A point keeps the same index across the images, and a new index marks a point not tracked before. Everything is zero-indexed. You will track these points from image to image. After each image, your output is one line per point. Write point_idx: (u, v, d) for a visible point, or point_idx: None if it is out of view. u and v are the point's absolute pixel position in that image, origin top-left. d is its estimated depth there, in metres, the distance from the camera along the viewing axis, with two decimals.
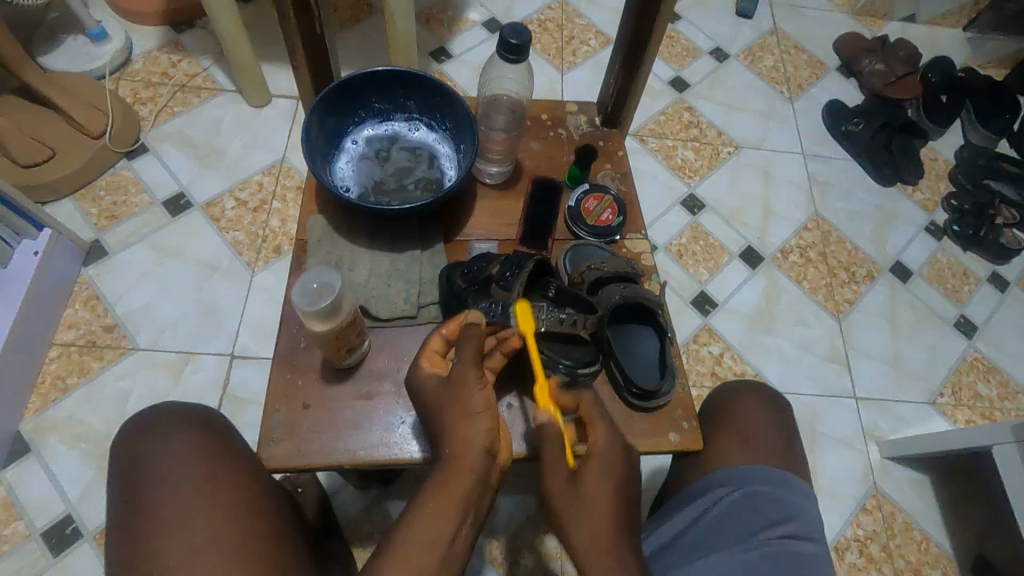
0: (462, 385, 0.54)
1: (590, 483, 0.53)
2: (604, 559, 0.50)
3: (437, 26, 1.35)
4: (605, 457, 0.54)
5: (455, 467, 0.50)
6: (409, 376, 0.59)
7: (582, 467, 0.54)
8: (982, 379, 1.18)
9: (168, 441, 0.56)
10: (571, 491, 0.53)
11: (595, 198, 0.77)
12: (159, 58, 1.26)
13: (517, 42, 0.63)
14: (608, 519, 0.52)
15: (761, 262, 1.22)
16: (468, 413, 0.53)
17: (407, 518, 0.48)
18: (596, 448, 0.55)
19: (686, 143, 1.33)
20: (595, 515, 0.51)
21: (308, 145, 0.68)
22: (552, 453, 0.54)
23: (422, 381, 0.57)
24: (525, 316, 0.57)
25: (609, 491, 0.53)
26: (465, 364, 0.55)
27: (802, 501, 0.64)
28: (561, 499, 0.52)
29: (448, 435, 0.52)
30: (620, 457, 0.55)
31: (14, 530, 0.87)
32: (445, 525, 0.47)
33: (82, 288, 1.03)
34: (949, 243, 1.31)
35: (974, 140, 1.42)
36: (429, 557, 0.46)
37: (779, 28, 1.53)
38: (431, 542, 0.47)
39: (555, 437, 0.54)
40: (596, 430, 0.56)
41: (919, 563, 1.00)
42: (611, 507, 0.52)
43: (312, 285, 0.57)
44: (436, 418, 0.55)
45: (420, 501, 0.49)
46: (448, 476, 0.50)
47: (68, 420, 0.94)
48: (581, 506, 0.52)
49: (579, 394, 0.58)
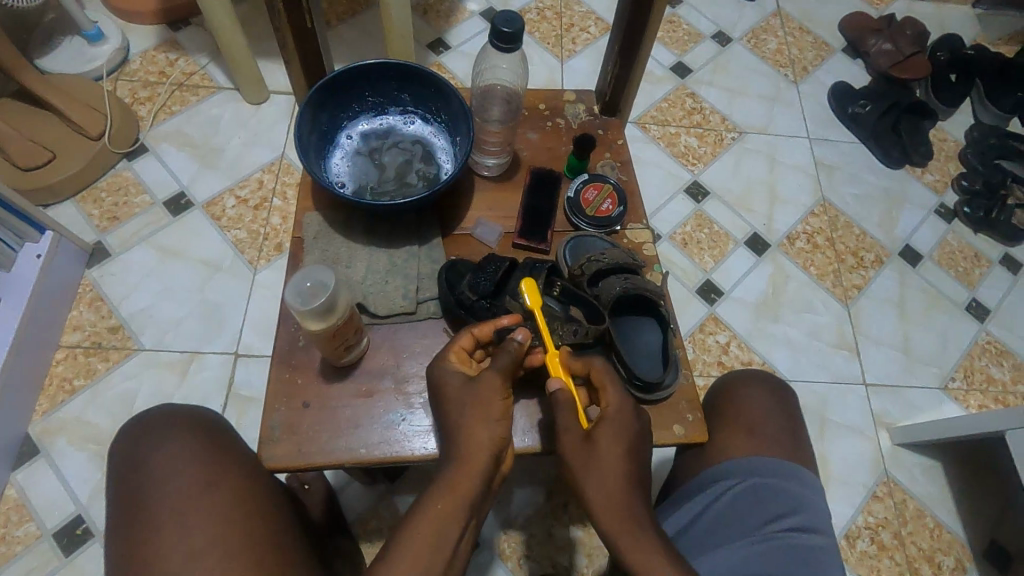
0: (486, 392, 0.54)
1: (603, 442, 0.53)
2: (612, 514, 0.50)
3: (435, 17, 1.34)
4: (617, 418, 0.54)
5: (460, 465, 0.51)
6: (433, 368, 0.58)
7: (596, 427, 0.54)
8: (995, 363, 1.16)
9: (166, 444, 0.56)
10: (584, 451, 0.53)
11: (594, 188, 0.76)
12: (156, 57, 1.25)
13: (510, 30, 0.61)
14: (621, 476, 0.52)
15: (767, 249, 1.21)
16: (484, 418, 0.53)
17: (414, 514, 0.49)
18: (607, 410, 0.55)
19: (690, 130, 1.31)
20: (607, 470, 0.52)
21: (301, 141, 0.67)
22: (564, 417, 0.55)
23: (445, 378, 0.56)
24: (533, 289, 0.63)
25: (623, 448, 0.53)
26: (492, 377, 0.55)
27: (809, 493, 0.63)
28: (574, 458, 0.53)
29: (461, 433, 0.52)
30: (631, 417, 0.55)
31: (27, 531, 0.88)
32: (451, 521, 0.48)
33: (86, 290, 1.04)
34: (960, 225, 1.28)
35: (984, 118, 1.39)
36: (438, 551, 0.46)
37: (782, 9, 1.50)
38: (438, 537, 0.47)
39: (566, 400, 0.56)
40: (607, 392, 0.56)
41: (932, 550, 0.99)
42: (624, 463, 0.52)
43: (306, 284, 0.56)
44: (449, 420, 0.54)
45: (428, 501, 0.49)
46: (452, 472, 0.50)
47: (76, 422, 0.95)
48: (594, 467, 0.52)
49: (589, 360, 0.58)
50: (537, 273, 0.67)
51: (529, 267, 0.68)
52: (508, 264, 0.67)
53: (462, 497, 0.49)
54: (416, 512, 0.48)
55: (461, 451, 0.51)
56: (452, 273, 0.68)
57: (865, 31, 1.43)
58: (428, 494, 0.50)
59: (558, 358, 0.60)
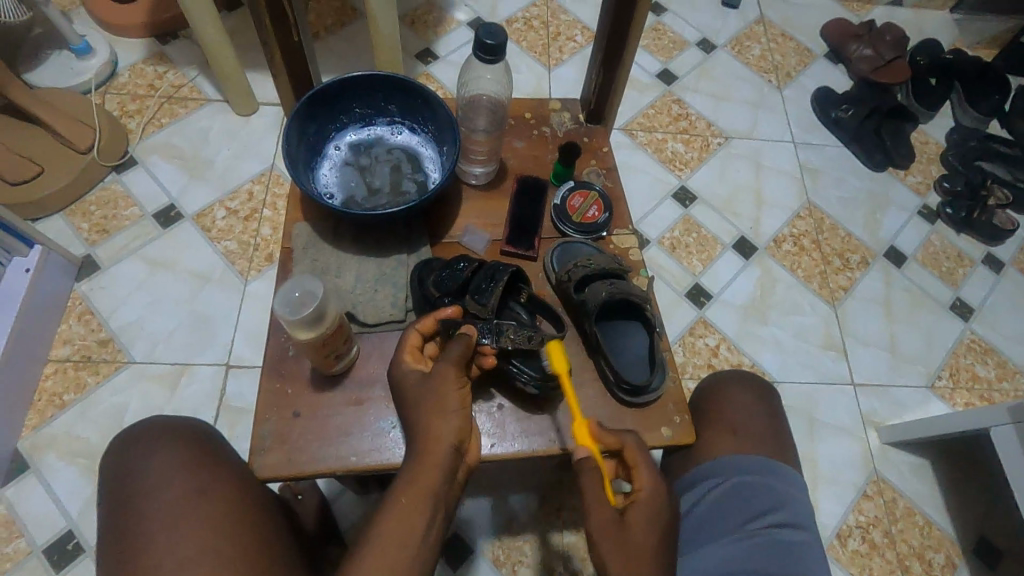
0: (440, 383, 0.55)
1: (636, 526, 0.54)
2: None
3: (423, 27, 1.35)
4: (649, 502, 0.55)
5: (423, 461, 0.52)
6: (391, 366, 0.59)
7: (629, 510, 0.55)
8: (979, 360, 1.18)
9: (155, 455, 0.57)
10: (617, 533, 0.53)
11: (580, 195, 0.77)
12: (145, 70, 1.26)
13: (492, 42, 0.62)
14: (654, 560, 0.52)
15: (754, 252, 1.22)
16: (440, 412, 0.54)
17: (383, 508, 0.50)
18: (640, 492, 0.56)
19: (676, 136, 1.33)
20: (637, 552, 0.52)
21: (289, 153, 0.68)
22: (596, 494, 0.55)
23: (404, 378, 0.57)
24: (558, 352, 0.60)
25: (654, 537, 0.53)
26: (446, 368, 0.56)
27: (793, 490, 0.64)
28: (602, 534, 0.53)
29: (422, 426, 0.54)
30: (663, 500, 0.56)
31: (16, 547, 0.87)
32: (421, 517, 0.49)
33: (75, 304, 1.03)
34: (942, 226, 1.30)
35: (963, 120, 1.42)
36: (411, 547, 0.48)
37: (765, 16, 1.53)
38: (407, 533, 0.48)
39: (595, 473, 0.56)
40: (639, 473, 0.57)
41: (922, 547, 1.00)
42: (658, 551, 0.53)
43: (295, 293, 0.56)
44: (410, 417, 0.55)
45: (390, 496, 0.51)
46: (415, 467, 0.52)
47: (66, 436, 0.94)
48: (629, 550, 0.52)
49: (622, 436, 0.59)
50: (498, 277, 0.65)
51: (490, 269, 0.66)
52: (476, 263, 0.67)
53: (428, 492, 0.50)
54: (384, 507, 0.50)
55: (422, 446, 0.53)
56: (424, 267, 0.68)
57: (846, 37, 1.45)
58: (394, 490, 0.51)
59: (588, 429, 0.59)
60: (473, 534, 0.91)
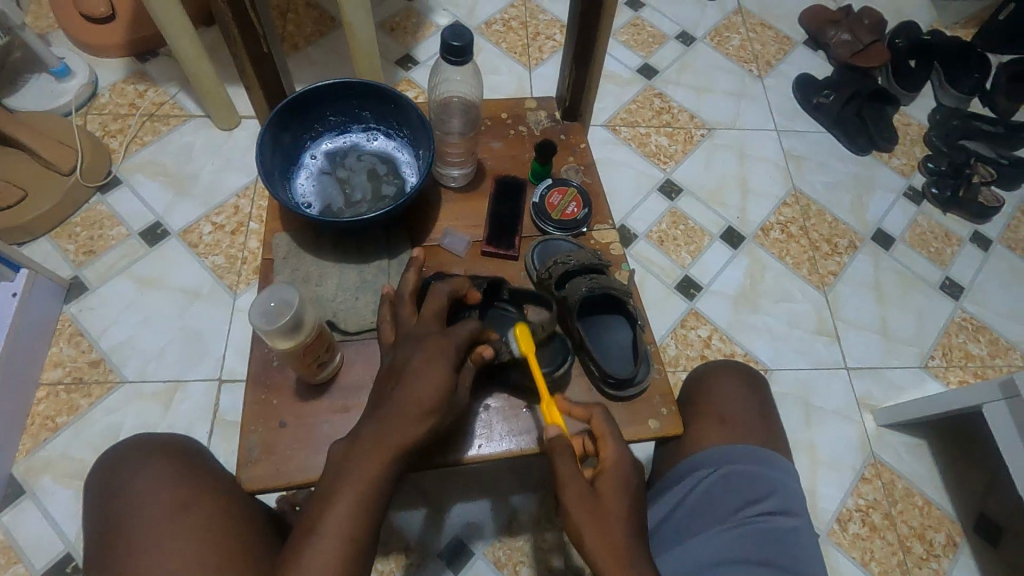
0: (456, 407, 0.55)
1: (608, 496, 0.53)
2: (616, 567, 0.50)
3: (401, 34, 1.35)
4: (618, 473, 0.55)
5: (387, 454, 0.49)
6: (431, 345, 0.54)
7: (598, 479, 0.54)
8: (972, 338, 1.18)
9: (139, 472, 0.57)
10: (591, 500, 0.52)
11: (558, 192, 0.77)
12: (125, 89, 1.26)
13: (458, 44, 0.62)
14: (623, 528, 0.52)
15: (742, 242, 1.22)
16: (433, 412, 0.51)
17: (332, 491, 0.48)
18: (607, 463, 0.55)
19: (659, 130, 1.33)
20: (612, 525, 0.51)
21: (263, 163, 0.68)
22: (567, 465, 0.54)
23: (440, 370, 0.52)
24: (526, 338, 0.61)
25: (628, 506, 0.53)
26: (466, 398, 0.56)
27: (784, 477, 0.64)
28: (578, 507, 0.52)
29: (406, 414, 0.50)
30: (631, 469, 0.55)
31: (15, 572, 0.87)
32: (372, 514, 0.48)
33: (65, 326, 1.03)
34: (928, 207, 1.31)
35: (945, 101, 1.42)
36: (360, 545, 0.47)
37: (742, 6, 1.53)
38: (355, 528, 0.47)
39: (566, 447, 0.55)
40: (606, 444, 0.56)
41: (923, 527, 1.01)
42: (627, 518, 0.52)
43: (271, 302, 0.56)
44: (386, 407, 0.51)
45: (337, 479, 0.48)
46: (379, 450, 0.49)
47: (61, 458, 0.94)
48: (601, 517, 0.52)
49: (591, 408, 0.59)
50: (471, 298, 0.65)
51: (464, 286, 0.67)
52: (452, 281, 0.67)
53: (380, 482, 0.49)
54: (336, 496, 0.47)
55: (389, 436, 0.49)
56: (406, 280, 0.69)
57: (824, 24, 1.46)
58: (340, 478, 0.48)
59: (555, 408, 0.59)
60: (473, 536, 0.91)
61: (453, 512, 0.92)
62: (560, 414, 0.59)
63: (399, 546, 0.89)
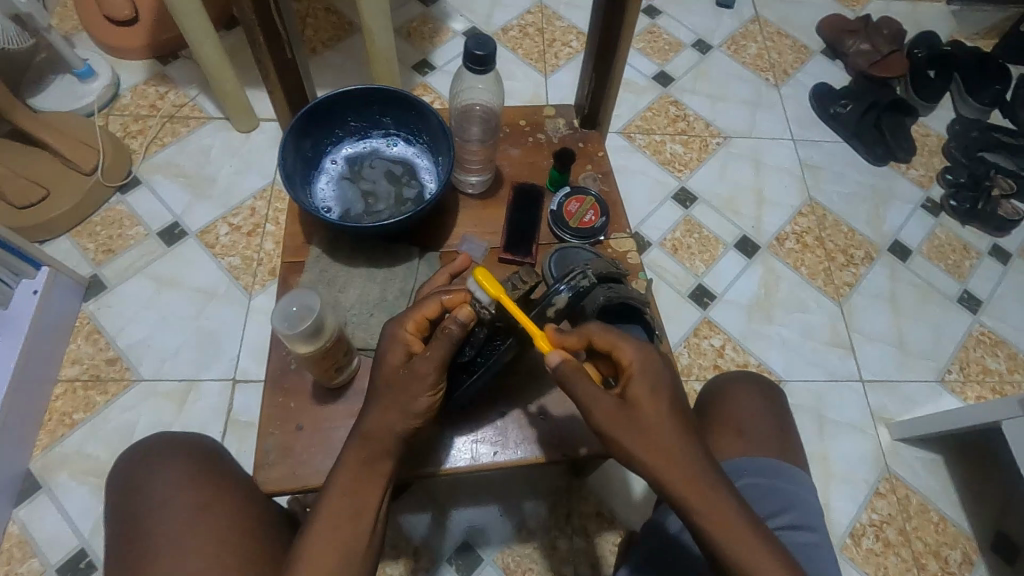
0: (415, 379, 0.52)
1: (642, 400, 0.50)
2: (678, 475, 0.48)
3: (419, 39, 1.36)
4: (643, 371, 0.52)
5: (364, 448, 0.52)
6: (389, 325, 0.56)
7: (628, 388, 0.51)
8: (990, 353, 1.16)
9: (161, 472, 0.58)
10: (624, 412, 0.50)
11: (576, 200, 0.77)
12: (146, 91, 1.28)
13: (482, 53, 0.63)
14: (672, 431, 0.49)
15: (757, 251, 1.22)
16: (390, 404, 0.52)
17: (327, 490, 0.51)
18: (631, 369, 0.52)
19: (675, 137, 1.33)
20: (660, 437, 0.49)
21: (285, 168, 0.69)
22: (585, 386, 0.51)
23: (389, 347, 0.55)
24: (489, 278, 0.55)
25: (666, 408, 0.50)
26: (426, 368, 0.52)
27: (801, 490, 0.63)
28: (615, 426, 0.50)
29: (374, 412, 0.53)
30: (655, 364, 0.52)
31: (30, 567, 0.88)
32: (360, 515, 0.50)
33: (83, 324, 1.05)
34: (947, 219, 1.29)
35: (964, 113, 1.41)
36: (356, 538, 0.49)
37: (760, 15, 1.53)
38: (345, 526, 0.49)
39: (573, 370, 0.51)
40: (621, 350, 0.53)
41: (938, 544, 0.99)
42: (672, 418, 0.50)
43: (293, 307, 0.58)
44: (367, 396, 0.54)
45: (335, 472, 0.52)
46: (357, 448, 0.52)
47: (77, 455, 0.95)
48: (644, 426, 0.49)
49: (582, 328, 0.55)
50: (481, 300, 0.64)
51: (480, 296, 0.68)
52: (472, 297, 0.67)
53: (363, 479, 0.51)
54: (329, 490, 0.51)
55: (366, 432, 0.52)
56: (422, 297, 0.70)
57: (843, 33, 1.45)
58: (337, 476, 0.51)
59: (546, 337, 0.55)
60: (482, 542, 0.91)
61: (463, 517, 0.92)
62: (554, 344, 0.55)
63: (408, 550, 0.89)
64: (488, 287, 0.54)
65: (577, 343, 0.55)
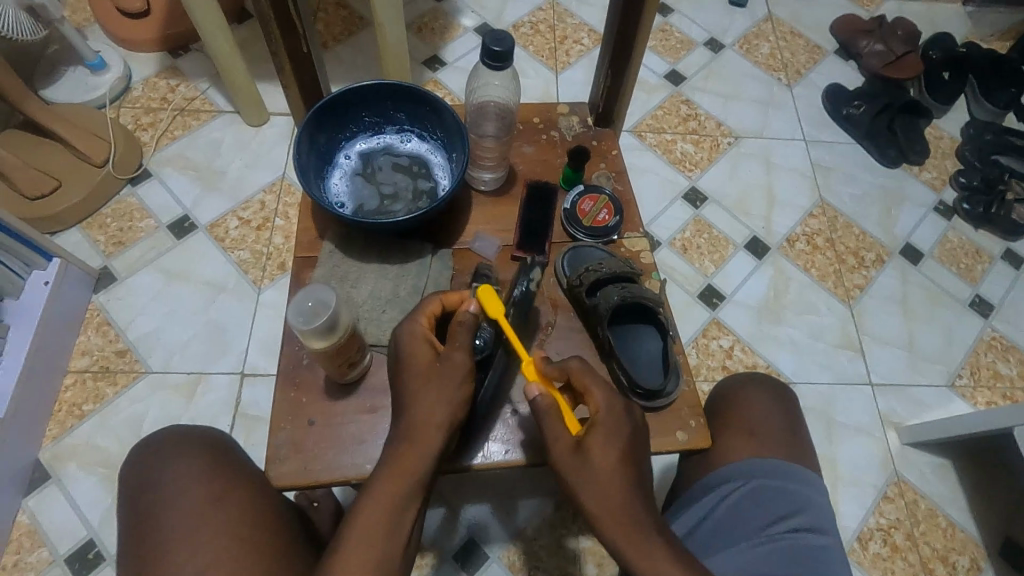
0: (450, 373, 0.54)
1: (595, 452, 0.51)
2: (621, 529, 0.49)
3: (430, 35, 1.36)
4: (609, 420, 0.52)
5: (411, 448, 0.52)
6: (402, 326, 0.57)
7: (586, 436, 0.52)
8: (1001, 358, 1.15)
9: (173, 464, 0.58)
10: (576, 461, 0.51)
11: (590, 199, 0.76)
12: (157, 84, 1.28)
13: (500, 48, 0.62)
14: (619, 485, 0.50)
15: (767, 252, 1.21)
16: (436, 404, 0.53)
17: (363, 497, 0.50)
18: (597, 414, 0.53)
19: (685, 137, 1.32)
20: (605, 484, 0.50)
21: (299, 163, 0.69)
22: (550, 422, 0.53)
23: (411, 346, 0.56)
24: (490, 297, 0.58)
25: (617, 458, 0.51)
26: (460, 357, 0.55)
27: (812, 494, 0.63)
28: (565, 468, 0.52)
29: (412, 414, 0.53)
30: (622, 417, 0.53)
31: (39, 556, 0.89)
32: (400, 517, 0.49)
33: (94, 315, 1.05)
34: (959, 222, 1.28)
35: (979, 115, 1.40)
36: (396, 542, 0.48)
37: (773, 14, 1.52)
38: (381, 538, 0.48)
39: (548, 408, 0.53)
40: (593, 396, 0.54)
41: (946, 550, 0.99)
42: (620, 473, 0.51)
43: (307, 303, 0.57)
44: (401, 399, 0.54)
45: (377, 473, 0.51)
46: (402, 454, 0.52)
47: (86, 446, 0.96)
48: (591, 476, 0.50)
49: (565, 364, 0.55)
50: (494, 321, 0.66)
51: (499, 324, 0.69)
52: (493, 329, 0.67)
53: (407, 489, 0.50)
54: (367, 492, 0.50)
55: (412, 431, 0.52)
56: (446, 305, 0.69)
57: (857, 33, 1.44)
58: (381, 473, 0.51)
59: (533, 365, 0.57)
60: (486, 539, 0.91)
61: (468, 513, 0.92)
62: (538, 371, 0.57)
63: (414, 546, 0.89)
64: (488, 306, 0.57)
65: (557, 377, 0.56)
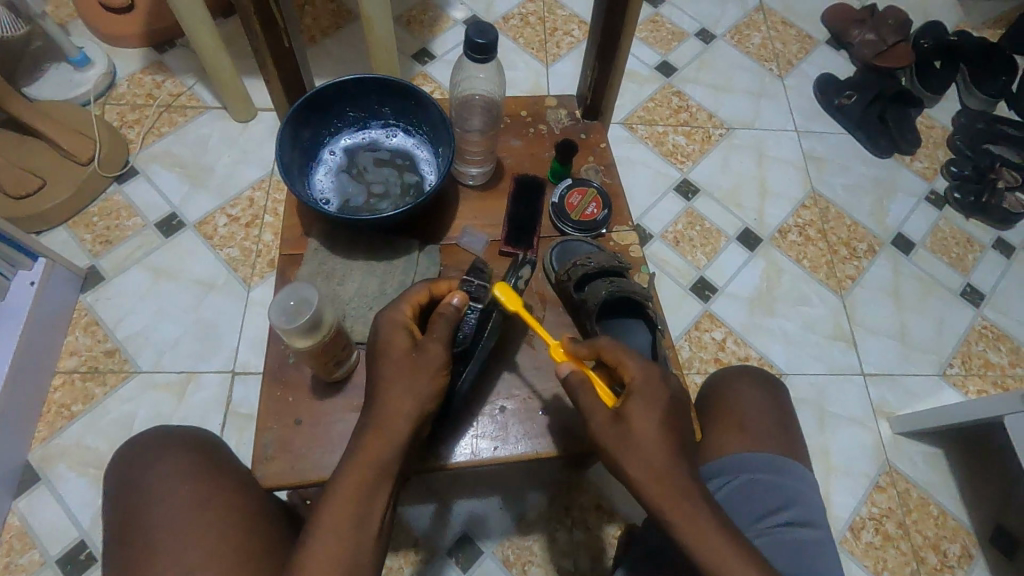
0: (425, 361, 0.53)
1: (635, 419, 0.51)
2: (669, 498, 0.48)
3: (419, 27, 1.34)
4: (647, 387, 0.52)
5: (377, 442, 0.51)
6: (384, 312, 0.57)
7: (625, 405, 0.52)
8: (992, 347, 1.16)
9: (157, 467, 0.57)
10: (615, 429, 0.51)
11: (578, 192, 0.76)
12: (143, 80, 1.26)
13: (483, 41, 0.61)
14: (662, 452, 0.49)
15: (759, 244, 1.21)
16: (406, 396, 0.52)
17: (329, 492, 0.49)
18: (634, 385, 0.53)
19: (677, 129, 1.31)
20: (649, 451, 0.49)
21: (283, 160, 0.68)
22: (588, 397, 0.53)
23: (390, 333, 0.55)
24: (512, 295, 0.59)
25: (657, 425, 0.50)
26: (438, 348, 0.54)
27: (803, 487, 0.63)
28: (605, 438, 0.51)
29: (384, 404, 0.52)
30: (658, 383, 0.53)
31: (30, 558, 0.88)
32: (365, 514, 0.49)
33: (81, 315, 1.04)
34: (950, 211, 1.28)
35: (970, 104, 1.39)
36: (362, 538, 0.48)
37: (764, 4, 1.51)
38: (348, 534, 0.47)
39: (581, 382, 0.54)
40: (626, 365, 0.54)
41: (937, 538, 0.99)
42: (663, 441, 0.50)
43: (290, 302, 0.57)
44: (373, 386, 0.54)
45: (342, 467, 0.51)
46: (366, 444, 0.51)
47: (76, 446, 0.95)
48: (631, 444, 0.50)
49: (595, 340, 0.56)
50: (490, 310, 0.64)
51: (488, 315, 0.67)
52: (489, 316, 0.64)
53: (371, 480, 0.50)
54: (333, 489, 0.49)
55: (379, 421, 0.52)
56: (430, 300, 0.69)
57: (848, 23, 1.43)
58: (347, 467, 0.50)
59: (561, 348, 0.59)
60: (482, 534, 0.91)
61: (461, 509, 0.92)
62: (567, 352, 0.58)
63: (409, 542, 0.89)
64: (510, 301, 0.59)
65: (588, 356, 0.57)
